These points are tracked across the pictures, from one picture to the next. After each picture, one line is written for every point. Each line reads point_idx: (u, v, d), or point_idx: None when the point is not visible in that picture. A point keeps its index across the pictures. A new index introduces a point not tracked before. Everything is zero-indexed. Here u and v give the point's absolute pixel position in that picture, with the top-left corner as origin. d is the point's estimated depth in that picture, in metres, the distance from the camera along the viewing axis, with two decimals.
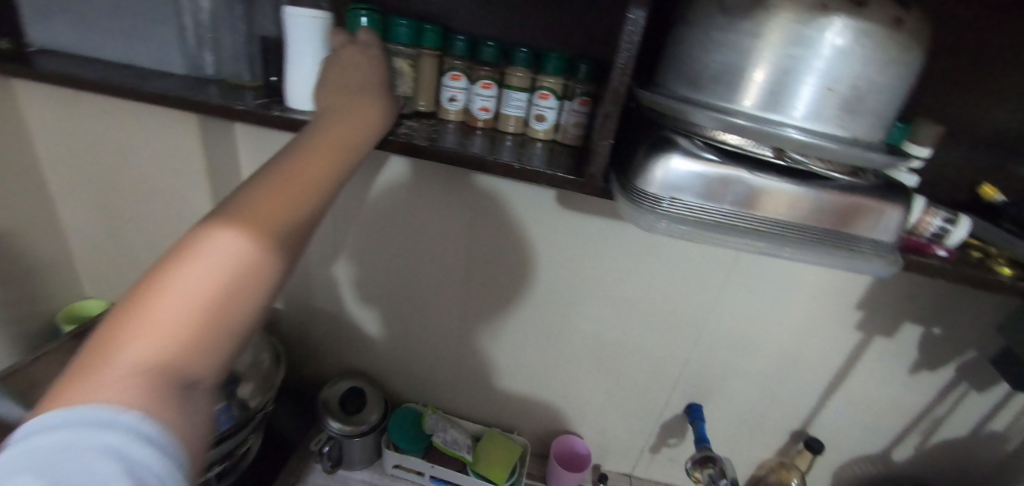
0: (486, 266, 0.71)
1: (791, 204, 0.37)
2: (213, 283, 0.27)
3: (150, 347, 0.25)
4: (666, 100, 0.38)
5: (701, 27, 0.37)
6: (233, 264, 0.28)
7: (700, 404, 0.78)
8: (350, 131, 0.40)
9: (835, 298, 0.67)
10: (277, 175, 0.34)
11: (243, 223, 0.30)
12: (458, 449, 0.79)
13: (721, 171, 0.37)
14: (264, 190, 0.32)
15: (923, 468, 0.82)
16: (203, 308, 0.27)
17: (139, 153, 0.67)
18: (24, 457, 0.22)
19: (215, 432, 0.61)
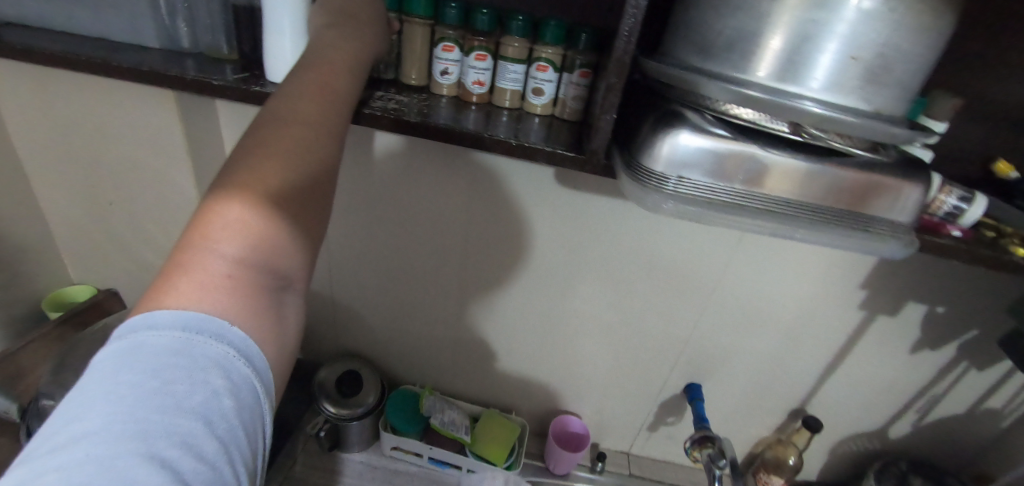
0: (483, 247, 0.70)
1: (802, 183, 0.35)
2: (288, 199, 0.30)
3: (244, 254, 0.27)
4: (676, 70, 0.35)
5: None
6: (298, 178, 0.31)
7: (700, 384, 0.78)
8: (330, 73, 0.37)
9: (840, 277, 0.65)
10: (307, 89, 0.34)
11: (295, 131, 0.32)
12: (456, 430, 0.77)
13: (733, 146, 0.35)
14: (301, 100, 0.33)
15: (919, 445, 0.82)
16: (280, 214, 0.29)
17: (115, 133, 0.64)
18: (134, 353, 0.24)
19: None
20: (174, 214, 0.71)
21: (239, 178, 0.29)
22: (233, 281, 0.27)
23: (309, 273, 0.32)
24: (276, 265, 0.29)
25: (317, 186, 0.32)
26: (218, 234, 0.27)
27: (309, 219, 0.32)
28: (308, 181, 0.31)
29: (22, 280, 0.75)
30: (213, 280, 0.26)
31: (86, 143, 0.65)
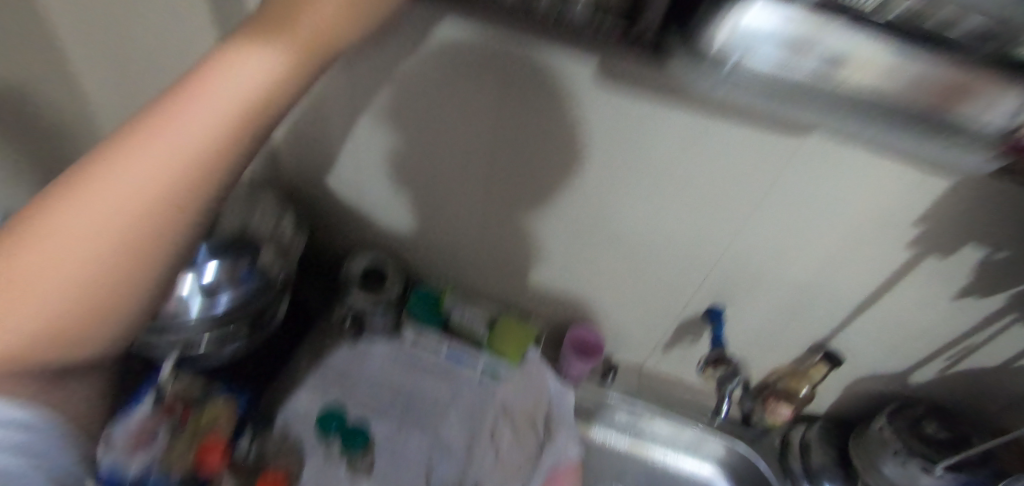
0: (513, 153, 0.65)
1: (881, 70, 0.34)
2: (155, 169, 0.28)
3: (31, 319, 0.28)
4: None
5: None
6: (113, 247, 0.28)
7: (722, 308, 0.77)
8: (228, 83, 0.29)
9: (896, 211, 0.60)
10: (175, 127, 0.28)
11: (132, 191, 0.28)
12: (476, 326, 0.82)
13: (815, 21, 0.33)
14: (154, 145, 0.28)
15: (940, 391, 0.81)
16: (89, 273, 0.28)
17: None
18: None
19: (238, 295, 0.63)
20: None
21: (40, 225, 0.28)
22: (83, 242, 0.28)
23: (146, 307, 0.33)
24: (143, 228, 0.29)
25: (150, 244, 0.29)
26: (84, 188, 0.28)
27: (135, 280, 0.30)
28: (124, 254, 0.29)
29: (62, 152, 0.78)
30: (60, 237, 0.28)
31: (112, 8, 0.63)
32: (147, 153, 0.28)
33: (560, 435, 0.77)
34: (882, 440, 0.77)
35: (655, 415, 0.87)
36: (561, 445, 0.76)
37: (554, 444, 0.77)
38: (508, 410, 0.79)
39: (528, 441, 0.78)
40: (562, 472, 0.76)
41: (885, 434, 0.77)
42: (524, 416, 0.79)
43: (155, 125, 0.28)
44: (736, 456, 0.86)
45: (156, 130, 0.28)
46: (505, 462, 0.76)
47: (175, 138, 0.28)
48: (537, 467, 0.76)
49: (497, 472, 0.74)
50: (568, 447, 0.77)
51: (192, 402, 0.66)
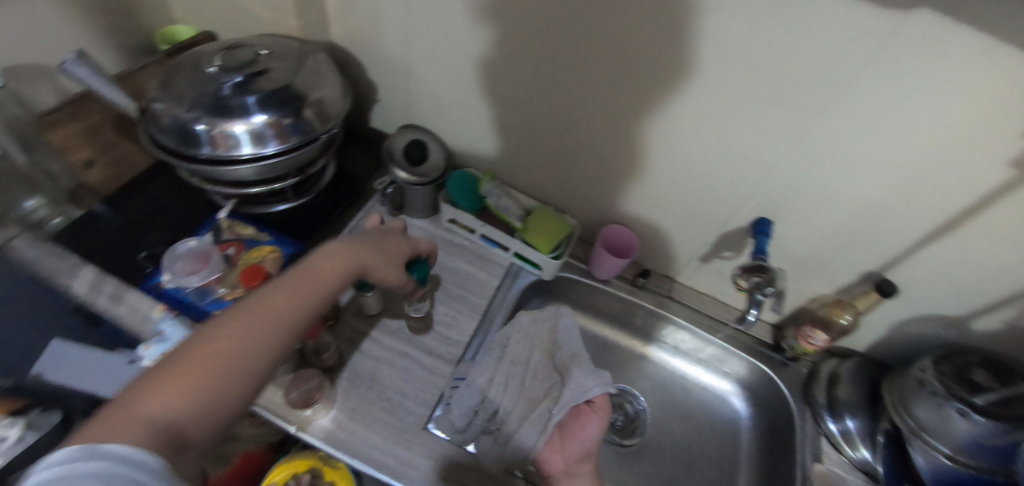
0: (564, 20, 0.63)
1: None
2: (377, 255, 0.61)
3: (178, 397, 0.41)
4: None
5: None
6: (253, 347, 0.46)
7: (771, 221, 0.72)
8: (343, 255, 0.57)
9: (1002, 116, 0.51)
10: (292, 276, 0.52)
11: (266, 315, 0.48)
12: (509, 216, 0.81)
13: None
14: (280, 287, 0.51)
15: (1007, 346, 0.72)
16: (232, 364, 0.44)
17: None
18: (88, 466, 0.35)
19: (283, 143, 0.66)
20: None
21: (209, 345, 0.44)
22: (341, 267, 0.56)
23: (241, 396, 0.44)
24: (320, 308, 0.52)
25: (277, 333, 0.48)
26: (235, 323, 0.46)
27: (269, 333, 0.47)
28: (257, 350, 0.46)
29: (134, 10, 0.84)
30: (222, 354, 0.44)
31: None
32: (282, 302, 0.49)
33: (590, 376, 0.70)
34: (921, 381, 0.70)
35: (680, 327, 0.87)
36: (588, 386, 0.69)
37: (573, 379, 0.70)
38: (531, 346, 0.76)
39: (544, 383, 0.73)
40: (581, 413, 0.70)
41: (925, 376, 0.70)
42: (541, 362, 0.75)
43: (284, 288, 0.51)
44: (756, 376, 0.86)
45: (382, 248, 0.62)
46: (525, 400, 0.71)
47: (390, 255, 0.63)
48: (550, 408, 0.69)
49: (517, 406, 0.71)
50: (586, 382, 0.69)
51: (246, 243, 0.74)
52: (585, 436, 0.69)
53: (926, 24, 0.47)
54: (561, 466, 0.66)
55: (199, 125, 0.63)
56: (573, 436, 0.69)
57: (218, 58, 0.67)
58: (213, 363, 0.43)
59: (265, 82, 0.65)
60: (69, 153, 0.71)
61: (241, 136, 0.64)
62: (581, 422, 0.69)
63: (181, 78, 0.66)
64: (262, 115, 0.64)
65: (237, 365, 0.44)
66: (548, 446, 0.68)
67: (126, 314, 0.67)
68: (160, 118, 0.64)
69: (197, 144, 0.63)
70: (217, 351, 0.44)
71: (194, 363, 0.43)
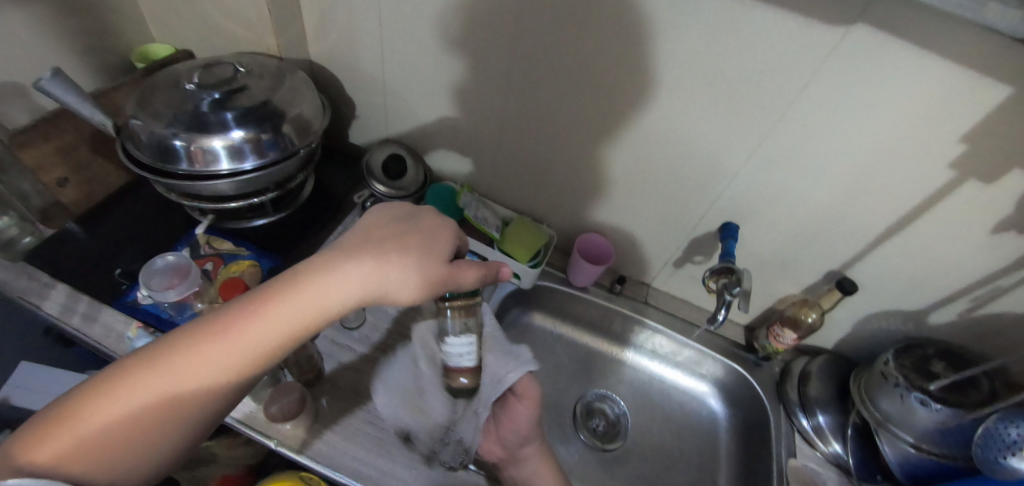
0: (535, 36, 0.66)
1: None
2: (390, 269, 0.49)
3: (86, 440, 0.40)
4: None
5: None
6: (190, 392, 0.43)
7: (737, 225, 0.75)
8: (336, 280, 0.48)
9: (937, 121, 0.55)
10: (263, 298, 0.46)
11: (215, 353, 0.44)
12: (488, 226, 0.82)
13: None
14: (243, 310, 0.46)
15: (960, 337, 0.76)
16: (161, 408, 0.42)
17: None
18: None
19: (261, 158, 0.67)
20: None
21: (146, 379, 0.42)
22: (329, 298, 0.47)
23: (173, 441, 0.43)
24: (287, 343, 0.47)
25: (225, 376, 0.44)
26: (180, 359, 0.43)
27: (213, 378, 0.44)
28: (195, 397, 0.43)
29: (108, 29, 0.84)
30: (152, 396, 0.42)
31: None
32: (240, 338, 0.45)
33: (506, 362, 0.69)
34: (885, 374, 0.73)
35: (657, 331, 0.89)
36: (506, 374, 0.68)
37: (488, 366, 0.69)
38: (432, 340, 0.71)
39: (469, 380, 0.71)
40: (507, 403, 0.70)
41: (888, 368, 0.73)
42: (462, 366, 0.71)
43: (247, 317, 0.45)
44: (732, 376, 0.88)
45: (400, 258, 0.50)
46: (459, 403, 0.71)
47: (415, 264, 0.50)
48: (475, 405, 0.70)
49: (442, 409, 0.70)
50: (500, 371, 0.68)
51: (223, 257, 0.76)
52: (516, 424, 0.69)
53: (868, 38, 0.51)
54: (504, 453, 0.70)
55: (176, 141, 0.63)
56: (506, 427, 0.69)
57: (196, 76, 0.68)
58: (131, 408, 0.41)
59: (244, 99, 0.66)
60: (42, 173, 0.71)
61: (219, 152, 0.64)
62: (510, 414, 0.69)
63: (158, 96, 0.66)
64: (240, 130, 0.65)
65: (169, 411, 0.42)
66: (487, 437, 0.70)
67: (101, 334, 0.68)
68: (137, 135, 0.65)
69: (175, 159, 0.64)
70: (149, 391, 0.42)
71: (110, 402, 0.41)
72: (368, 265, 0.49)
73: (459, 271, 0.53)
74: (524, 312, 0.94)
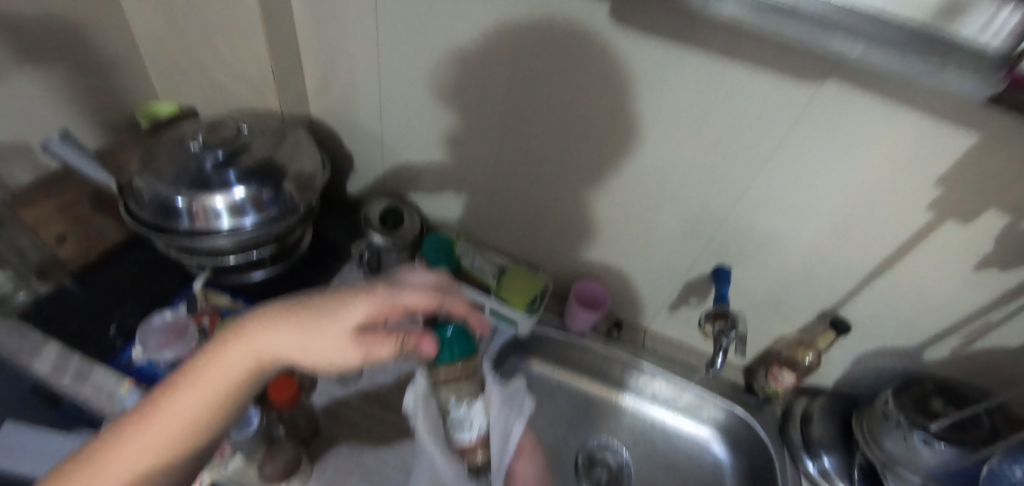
0: (526, 94, 0.69)
1: None
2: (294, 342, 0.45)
3: None
4: None
5: None
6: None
7: (729, 268, 0.77)
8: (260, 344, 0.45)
9: (912, 165, 0.58)
10: (190, 374, 0.45)
11: (144, 439, 0.43)
12: (483, 274, 0.85)
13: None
14: (170, 390, 0.45)
15: (956, 373, 0.77)
16: None
17: None
18: None
19: (261, 214, 0.68)
20: (229, 38, 0.77)
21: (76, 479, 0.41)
22: (253, 365, 0.45)
23: None
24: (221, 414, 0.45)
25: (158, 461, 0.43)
26: (107, 453, 0.42)
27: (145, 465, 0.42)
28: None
29: (116, 91, 0.87)
30: None
31: None
32: (169, 419, 0.44)
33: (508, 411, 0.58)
34: (886, 413, 0.73)
35: (656, 375, 0.88)
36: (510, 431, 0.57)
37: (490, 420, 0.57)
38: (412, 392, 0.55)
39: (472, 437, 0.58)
40: None
41: (888, 408, 0.73)
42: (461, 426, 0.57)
43: (175, 396, 0.44)
44: (733, 420, 0.87)
45: (303, 328, 0.45)
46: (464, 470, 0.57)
47: (319, 336, 0.45)
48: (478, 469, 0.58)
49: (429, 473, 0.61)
50: (508, 425, 0.57)
51: (218, 313, 0.74)
52: None
53: (840, 95, 0.55)
54: None
55: (179, 199, 0.64)
56: None
57: (200, 135, 0.70)
58: None
59: (247, 158, 0.68)
60: (41, 230, 0.73)
61: (221, 209, 0.65)
62: None
63: (163, 155, 0.68)
64: (243, 188, 0.66)
65: None
66: None
67: (90, 393, 0.65)
68: (140, 194, 0.66)
69: (177, 218, 0.65)
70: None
71: None
72: (273, 337, 0.45)
73: (368, 342, 0.44)
74: (522, 358, 0.94)
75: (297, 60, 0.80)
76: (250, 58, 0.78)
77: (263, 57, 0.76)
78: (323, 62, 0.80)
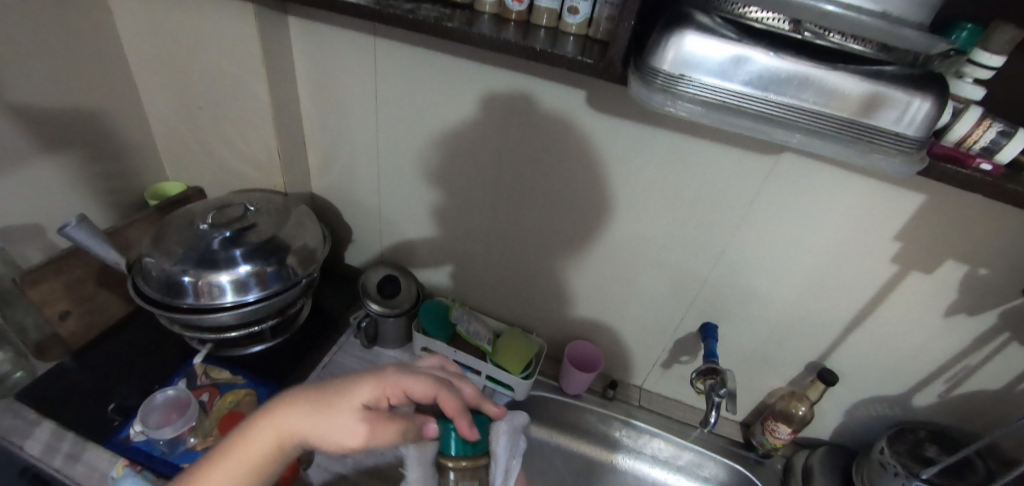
0: (514, 169, 0.75)
1: (839, 98, 0.36)
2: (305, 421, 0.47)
3: None
4: (679, 30, 0.36)
5: (675, 23, 0.37)
6: None
7: (716, 325, 0.80)
8: (279, 428, 0.47)
9: (872, 223, 0.63)
10: (213, 458, 0.47)
11: None
12: (479, 340, 0.85)
13: (785, 61, 0.36)
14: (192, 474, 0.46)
15: (947, 419, 0.78)
16: None
17: (194, 47, 0.77)
18: None
19: (264, 289, 0.71)
20: (240, 125, 0.83)
21: None
22: (272, 448, 0.47)
23: None
24: None
25: None
26: None
27: None
28: None
29: (128, 175, 0.92)
30: None
31: (182, 48, 0.78)
32: None
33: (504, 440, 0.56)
34: (883, 463, 0.74)
35: (654, 435, 0.88)
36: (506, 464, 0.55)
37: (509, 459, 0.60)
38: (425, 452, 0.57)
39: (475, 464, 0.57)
40: None
41: (885, 456, 0.74)
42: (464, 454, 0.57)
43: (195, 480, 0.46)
44: (736, 478, 0.86)
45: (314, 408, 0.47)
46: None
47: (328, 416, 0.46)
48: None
49: None
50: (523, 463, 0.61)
51: (219, 388, 0.75)
52: None
53: (798, 163, 0.61)
54: None
55: (185, 277, 0.67)
56: None
57: (208, 216, 0.74)
58: None
59: (252, 236, 0.72)
60: (45, 307, 0.72)
61: (226, 285, 0.68)
62: None
63: (172, 234, 0.72)
64: (248, 264, 0.69)
65: None
66: None
67: (83, 474, 0.64)
68: (148, 272, 0.69)
69: (182, 294, 0.68)
70: None
71: None
72: (286, 416, 0.47)
73: (372, 423, 0.46)
74: None
75: (302, 143, 0.87)
76: (258, 143, 0.84)
77: (270, 141, 0.82)
78: (325, 145, 0.86)
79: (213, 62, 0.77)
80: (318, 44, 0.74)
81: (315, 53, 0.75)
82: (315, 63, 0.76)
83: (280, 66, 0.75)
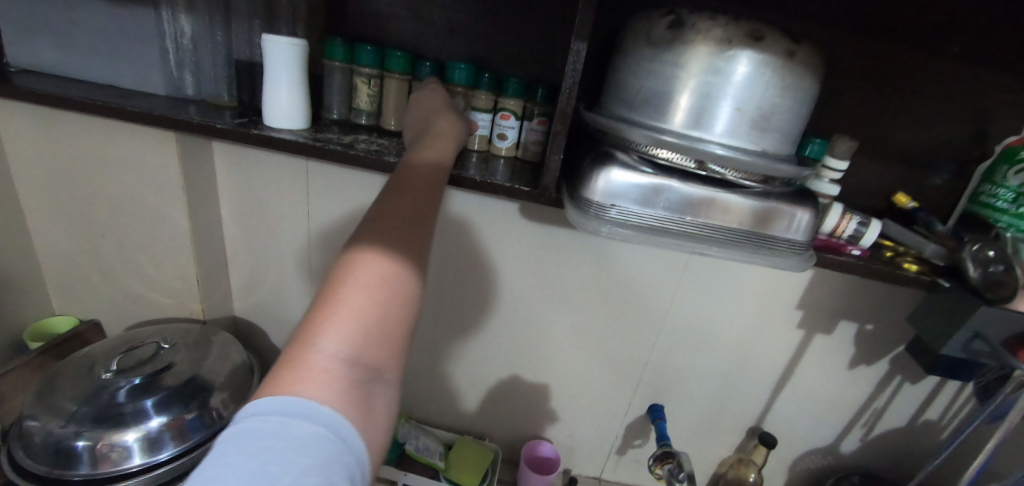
0: (453, 273, 0.76)
1: (737, 214, 0.43)
2: (378, 291, 0.34)
3: (346, 335, 0.32)
4: (606, 165, 0.42)
5: (601, 161, 0.43)
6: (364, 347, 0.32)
7: (661, 405, 0.83)
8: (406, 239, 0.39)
9: (777, 298, 0.72)
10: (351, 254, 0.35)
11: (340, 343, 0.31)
12: (431, 456, 0.81)
13: (692, 189, 0.42)
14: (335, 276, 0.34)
15: (872, 461, 0.85)
16: (376, 313, 0.33)
17: (99, 171, 0.72)
18: (249, 437, 0.28)
19: (184, 441, 0.62)
20: (153, 249, 0.77)
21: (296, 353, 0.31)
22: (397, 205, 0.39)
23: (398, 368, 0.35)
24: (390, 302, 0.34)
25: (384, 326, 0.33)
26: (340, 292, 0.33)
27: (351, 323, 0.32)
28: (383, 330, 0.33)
29: (1, 317, 0.79)
30: (349, 312, 0.32)
31: (86, 174, 0.72)
32: (356, 291, 0.33)
33: None
34: None
35: None
36: None
37: None
38: None
39: None
40: None
41: None
42: None
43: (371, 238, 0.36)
44: None
45: (326, 325, 0.32)
46: None
47: (359, 286, 0.33)
48: None
49: None
50: None
51: None
52: None
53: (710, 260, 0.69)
54: None
55: (80, 441, 0.57)
56: None
57: (114, 361, 0.66)
58: (351, 315, 0.32)
59: (168, 379, 0.65)
60: None
61: (133, 445, 0.59)
62: None
63: (64, 388, 0.62)
64: (161, 416, 0.61)
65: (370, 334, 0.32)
66: None
67: None
68: (30, 438, 0.58)
69: (75, 463, 0.57)
70: (352, 307, 0.33)
71: (333, 322, 0.32)
72: (309, 339, 0.31)
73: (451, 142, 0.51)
74: None
75: (222, 265, 0.81)
76: (172, 267, 0.78)
77: (189, 266, 0.77)
78: (250, 263, 0.81)
79: (123, 186, 0.72)
80: (242, 164, 0.73)
81: (241, 174, 0.73)
82: (241, 184, 0.74)
83: (202, 187, 0.73)
